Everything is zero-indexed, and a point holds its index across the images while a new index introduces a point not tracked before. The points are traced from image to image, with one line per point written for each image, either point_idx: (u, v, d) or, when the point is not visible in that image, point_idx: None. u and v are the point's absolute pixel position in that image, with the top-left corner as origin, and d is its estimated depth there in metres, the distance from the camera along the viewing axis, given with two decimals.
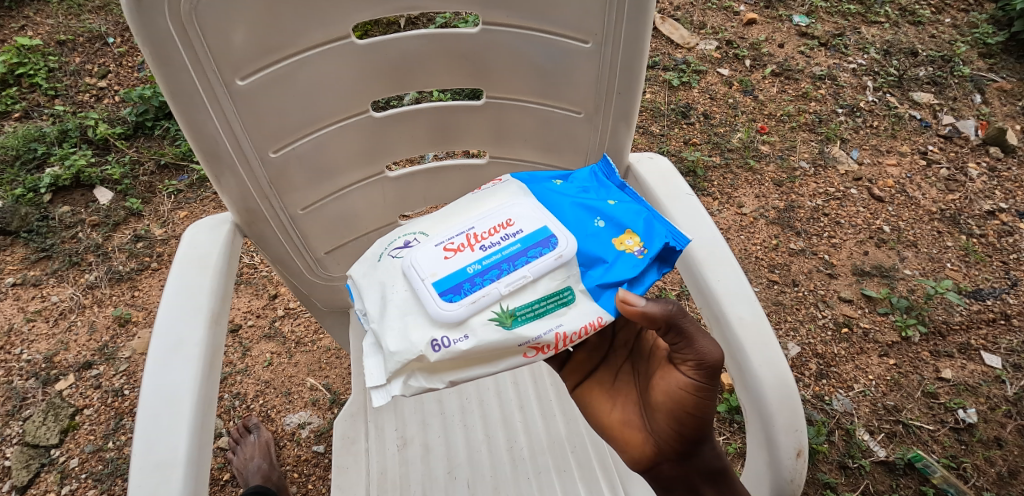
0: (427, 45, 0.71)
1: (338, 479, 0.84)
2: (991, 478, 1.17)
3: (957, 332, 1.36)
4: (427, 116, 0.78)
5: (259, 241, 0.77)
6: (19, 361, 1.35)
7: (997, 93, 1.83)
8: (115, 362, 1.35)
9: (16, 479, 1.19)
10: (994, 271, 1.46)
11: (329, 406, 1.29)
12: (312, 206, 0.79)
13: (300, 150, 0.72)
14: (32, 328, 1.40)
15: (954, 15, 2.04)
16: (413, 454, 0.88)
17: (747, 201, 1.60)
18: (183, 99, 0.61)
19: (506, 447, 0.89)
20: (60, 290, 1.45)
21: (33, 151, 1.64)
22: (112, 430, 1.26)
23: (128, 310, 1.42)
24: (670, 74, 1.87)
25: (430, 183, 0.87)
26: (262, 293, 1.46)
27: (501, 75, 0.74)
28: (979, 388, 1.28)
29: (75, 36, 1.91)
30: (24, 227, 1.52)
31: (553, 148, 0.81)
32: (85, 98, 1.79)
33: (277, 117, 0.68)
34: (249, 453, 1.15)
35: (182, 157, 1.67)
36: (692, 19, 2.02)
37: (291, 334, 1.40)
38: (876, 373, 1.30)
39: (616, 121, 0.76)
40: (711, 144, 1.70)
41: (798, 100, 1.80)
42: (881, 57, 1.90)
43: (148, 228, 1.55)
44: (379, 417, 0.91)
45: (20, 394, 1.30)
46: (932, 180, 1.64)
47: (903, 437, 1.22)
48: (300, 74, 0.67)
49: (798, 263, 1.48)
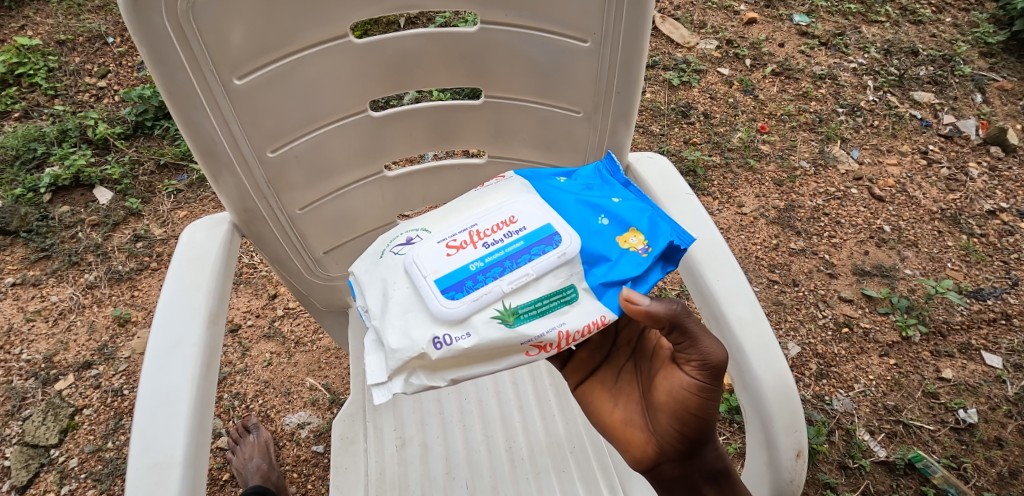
0: (426, 44, 0.71)
1: (337, 479, 0.83)
2: (992, 479, 1.16)
3: (958, 332, 1.35)
4: (426, 115, 0.78)
5: (257, 241, 0.77)
6: (19, 360, 1.35)
7: (998, 92, 1.82)
8: (114, 362, 1.35)
9: (15, 479, 1.19)
10: (995, 271, 1.46)
11: (329, 406, 1.29)
12: (310, 205, 0.78)
13: (298, 149, 0.72)
14: (31, 327, 1.40)
15: (954, 15, 2.03)
16: (413, 454, 0.88)
17: (747, 200, 1.60)
18: (181, 98, 0.61)
19: (505, 447, 0.89)
20: (59, 290, 1.45)
21: (33, 151, 1.64)
22: (112, 430, 1.26)
23: (127, 309, 1.42)
24: (670, 73, 1.86)
25: (429, 182, 0.86)
26: (262, 293, 1.46)
27: (501, 74, 0.74)
28: (979, 388, 1.27)
29: (76, 36, 1.91)
30: (24, 226, 1.52)
31: (552, 147, 0.81)
32: (85, 98, 1.79)
33: (275, 116, 0.68)
34: (248, 453, 1.15)
35: (182, 157, 1.67)
36: (692, 19, 2.02)
37: (291, 334, 1.40)
38: (876, 373, 1.30)
39: (615, 120, 0.76)
40: (711, 144, 1.70)
41: (799, 100, 1.80)
42: (881, 57, 1.89)
43: (148, 227, 1.55)
44: (378, 417, 0.90)
45: (20, 394, 1.30)
46: (933, 180, 1.64)
47: (903, 437, 1.22)
48: (298, 73, 0.67)
49: (798, 263, 1.48)
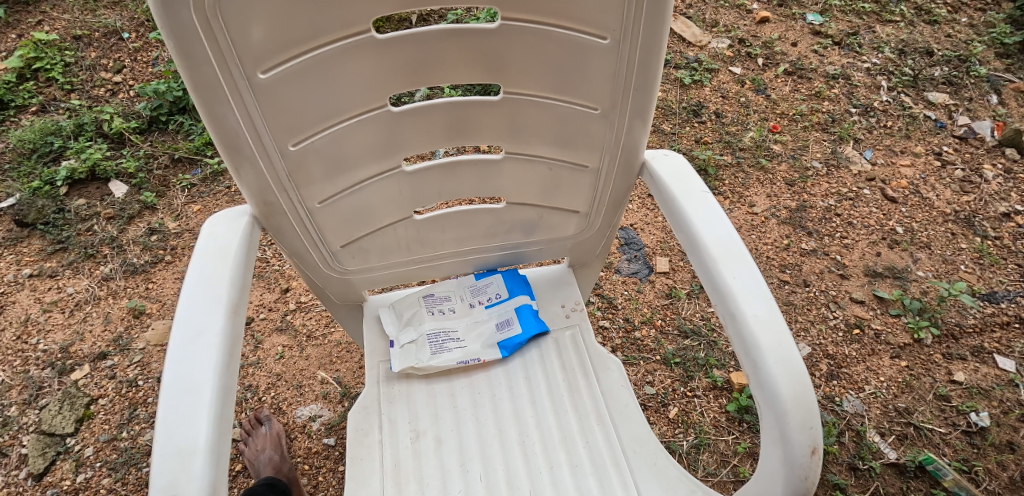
0: (445, 40, 0.70)
1: (351, 471, 0.82)
2: (1004, 483, 1.14)
3: (970, 335, 1.34)
4: (443, 111, 0.77)
5: (276, 233, 0.79)
6: (36, 350, 1.37)
7: (1014, 93, 1.79)
8: (129, 354, 1.36)
9: (32, 467, 1.20)
10: (1009, 274, 1.44)
11: (340, 399, 1.30)
12: (329, 199, 0.80)
13: (318, 144, 0.73)
14: (48, 318, 1.42)
15: (970, 15, 2.02)
16: (426, 447, 0.85)
17: (758, 200, 1.60)
18: (206, 92, 0.63)
19: (518, 441, 0.85)
20: (75, 282, 1.47)
21: (50, 145, 1.66)
22: (126, 420, 1.27)
23: (142, 302, 1.44)
24: (682, 72, 1.88)
25: (446, 178, 0.86)
26: (275, 287, 1.49)
27: (520, 70, 0.73)
28: (992, 391, 1.26)
29: (92, 31, 1.94)
30: (41, 219, 1.55)
31: (569, 144, 0.81)
32: (101, 92, 1.81)
33: (296, 112, 0.69)
34: (260, 445, 1.17)
35: (196, 152, 1.70)
36: (704, 18, 2.04)
37: (302, 328, 1.42)
38: (887, 375, 1.30)
39: (632, 118, 0.77)
40: (722, 143, 1.70)
41: (811, 100, 1.79)
42: (896, 57, 1.89)
43: (162, 221, 1.58)
44: (392, 409, 0.88)
45: (37, 383, 1.32)
46: (947, 181, 1.62)
47: (914, 439, 1.21)
48: (319, 67, 0.67)
49: (809, 263, 1.48)
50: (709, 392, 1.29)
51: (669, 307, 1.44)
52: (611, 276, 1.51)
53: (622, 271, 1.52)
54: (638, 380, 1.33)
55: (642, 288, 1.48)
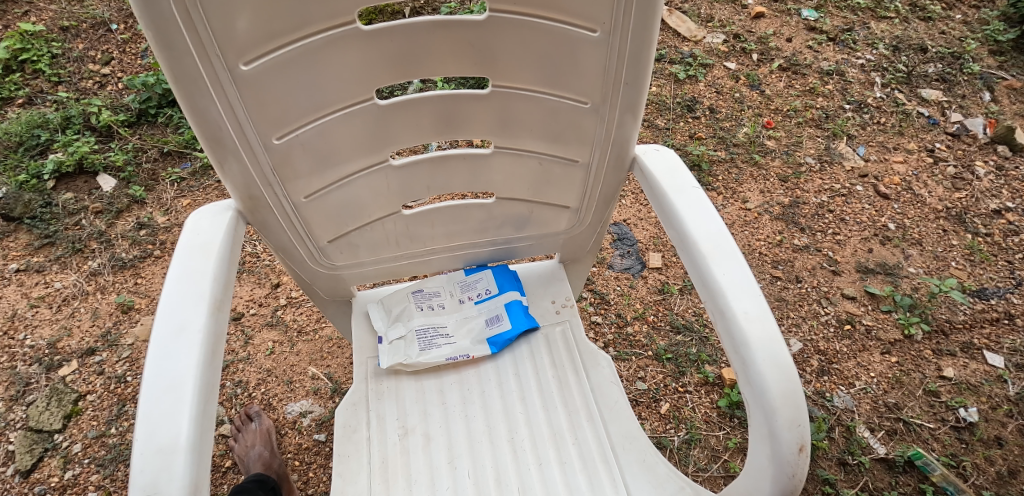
0: (432, 32, 0.69)
1: (339, 468, 0.81)
2: (991, 477, 1.15)
3: (960, 331, 1.35)
4: (431, 105, 0.76)
5: (262, 228, 0.78)
6: (22, 346, 1.35)
7: (1007, 91, 1.79)
8: (118, 349, 1.35)
9: (19, 464, 1.19)
10: (998, 271, 1.44)
11: (330, 395, 1.30)
12: (316, 194, 0.79)
13: (304, 137, 0.72)
14: (35, 313, 1.40)
15: (964, 12, 2.02)
16: (415, 443, 0.84)
17: (751, 196, 1.60)
18: (187, 84, 0.62)
19: (507, 438, 0.85)
20: (63, 277, 1.46)
21: (37, 138, 1.64)
22: (115, 416, 1.26)
23: (130, 297, 1.43)
24: (677, 67, 1.87)
25: (434, 172, 0.85)
26: (265, 283, 1.48)
27: (510, 63, 0.72)
28: (981, 387, 1.27)
29: (79, 22, 1.92)
30: (28, 213, 1.53)
31: (560, 139, 0.81)
32: (88, 85, 1.79)
33: (280, 105, 0.68)
34: (249, 441, 1.16)
35: (185, 145, 1.68)
36: (700, 12, 2.03)
37: (293, 323, 1.41)
38: (877, 371, 1.30)
39: (623, 112, 0.76)
40: (716, 139, 1.70)
41: (806, 96, 1.79)
42: (890, 53, 1.89)
43: (151, 215, 1.56)
44: (381, 406, 0.88)
45: (23, 379, 1.30)
46: (939, 178, 1.63)
47: (903, 434, 1.21)
48: (304, 58, 0.66)
49: (802, 259, 1.48)
50: (700, 388, 1.30)
51: (662, 303, 1.44)
52: (603, 271, 1.51)
53: (615, 266, 1.51)
54: (630, 376, 1.33)
55: (635, 284, 1.47)
